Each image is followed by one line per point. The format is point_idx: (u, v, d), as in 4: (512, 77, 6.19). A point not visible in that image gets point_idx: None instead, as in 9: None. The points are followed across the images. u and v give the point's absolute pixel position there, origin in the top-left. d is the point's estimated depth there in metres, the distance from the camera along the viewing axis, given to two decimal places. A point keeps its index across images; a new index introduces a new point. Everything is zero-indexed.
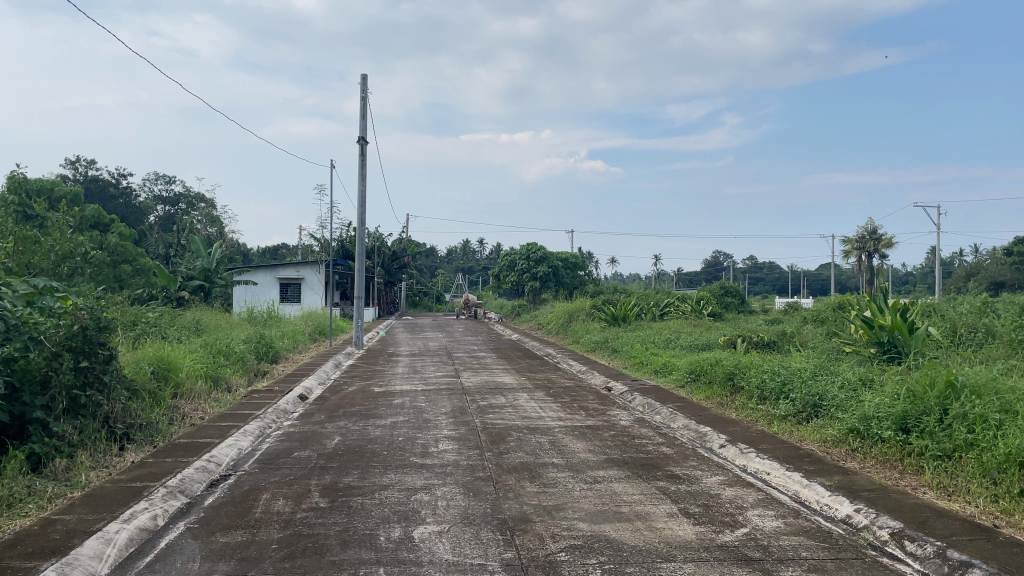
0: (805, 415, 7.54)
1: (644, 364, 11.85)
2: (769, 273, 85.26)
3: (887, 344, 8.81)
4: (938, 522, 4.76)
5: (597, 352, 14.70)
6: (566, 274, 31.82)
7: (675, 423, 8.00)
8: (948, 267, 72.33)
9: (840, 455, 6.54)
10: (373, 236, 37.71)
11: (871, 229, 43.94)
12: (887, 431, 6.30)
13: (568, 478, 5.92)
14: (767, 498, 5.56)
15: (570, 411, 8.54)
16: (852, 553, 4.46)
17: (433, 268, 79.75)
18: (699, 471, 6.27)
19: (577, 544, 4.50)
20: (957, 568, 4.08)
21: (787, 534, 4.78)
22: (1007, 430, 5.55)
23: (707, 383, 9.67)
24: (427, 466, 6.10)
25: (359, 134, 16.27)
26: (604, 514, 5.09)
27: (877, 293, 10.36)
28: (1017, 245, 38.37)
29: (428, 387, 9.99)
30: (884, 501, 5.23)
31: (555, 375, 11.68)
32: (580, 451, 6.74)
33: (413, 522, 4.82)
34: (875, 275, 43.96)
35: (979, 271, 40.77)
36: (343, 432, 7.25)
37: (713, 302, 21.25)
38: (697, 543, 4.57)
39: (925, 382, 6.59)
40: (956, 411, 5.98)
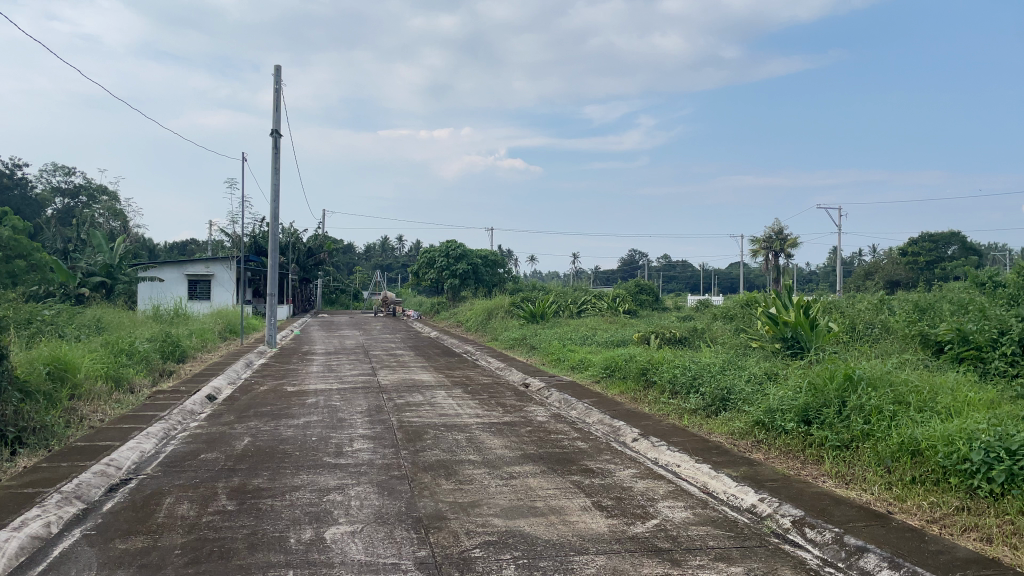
0: (714, 409, 7.78)
1: (560, 360, 11.98)
2: (683, 271, 87.53)
3: (791, 339, 9.20)
4: (837, 509, 4.98)
5: (515, 348, 14.77)
6: (485, 272, 31.87)
7: (590, 418, 8.12)
8: (850, 266, 75.86)
9: (746, 446, 6.77)
10: (288, 232, 36.87)
11: (777, 230, 45.69)
12: (790, 423, 6.56)
13: (484, 474, 5.93)
14: (677, 490, 5.71)
15: (486, 407, 8.56)
16: (756, 541, 4.63)
17: (351, 264, 78.47)
18: (613, 464, 6.38)
19: (492, 540, 4.51)
20: (853, 552, 4.28)
21: (696, 524, 4.92)
22: (900, 420, 5.88)
23: (622, 378, 9.85)
24: (340, 466, 6.01)
25: (273, 126, 15.86)
26: (519, 510, 5.11)
27: (782, 290, 10.79)
28: (912, 245, 40.62)
29: (343, 386, 9.83)
30: (786, 490, 5.45)
31: (472, 372, 11.67)
32: (497, 448, 6.76)
33: (325, 523, 4.73)
34: (782, 274, 45.72)
35: (876, 270, 43.00)
36: (253, 432, 7.06)
37: (628, 299, 21.65)
38: (610, 535, 4.65)
39: (826, 375, 6.90)
40: (854, 403, 6.28)
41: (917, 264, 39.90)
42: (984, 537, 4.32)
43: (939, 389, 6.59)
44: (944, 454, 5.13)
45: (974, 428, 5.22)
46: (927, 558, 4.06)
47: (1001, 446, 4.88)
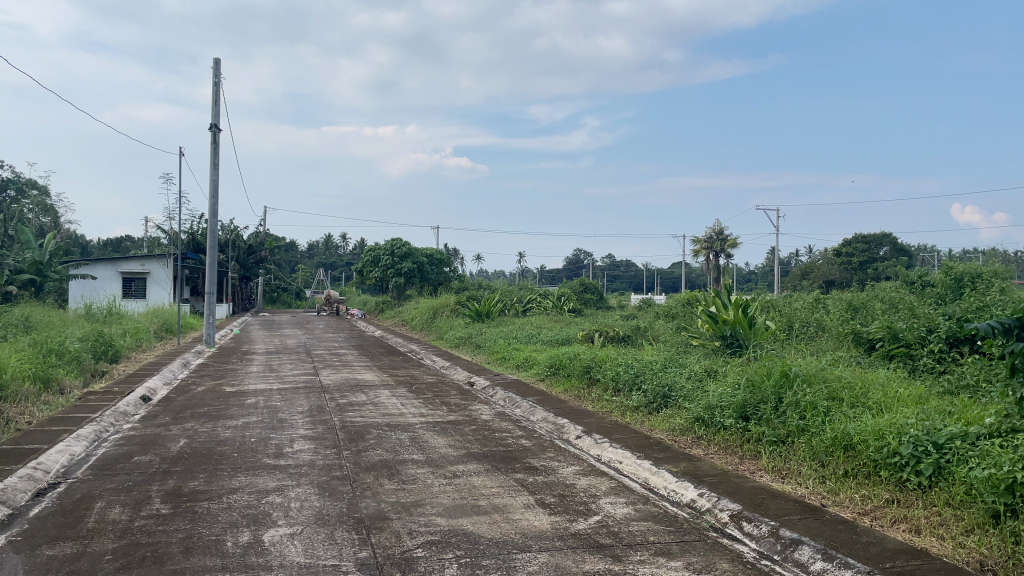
0: (655, 406, 7.90)
1: (505, 359, 12.01)
2: (627, 270, 88.59)
3: (730, 336, 9.42)
4: (773, 502, 5.11)
5: (461, 347, 14.74)
6: (430, 270, 31.73)
7: (534, 416, 8.16)
8: (789, 265, 77.87)
9: (686, 442, 6.89)
10: (228, 228, 36.07)
11: (718, 230, 46.63)
12: (728, 419, 6.70)
13: (427, 474, 5.90)
14: (619, 486, 5.78)
15: (431, 406, 8.52)
16: (695, 535, 4.72)
17: (294, 263, 77.13)
18: (556, 462, 6.42)
19: (435, 540, 4.49)
20: (788, 545, 4.40)
21: (637, 520, 4.99)
22: (833, 415, 6.07)
23: (566, 376, 9.93)
24: (280, 468, 5.91)
25: (212, 120, 15.51)
26: (462, 509, 5.10)
27: (721, 289, 11.02)
28: (846, 245, 41.93)
29: (284, 385, 9.67)
30: (724, 484, 5.57)
31: (416, 371, 11.61)
32: (440, 447, 6.74)
33: (264, 525, 4.65)
34: (723, 274, 46.68)
35: (813, 270, 44.21)
36: (190, 434, 6.89)
37: (573, 298, 21.82)
38: (552, 533, 4.67)
39: (763, 372, 7.07)
40: (790, 399, 6.46)
41: (852, 264, 41.20)
42: (913, 528, 4.48)
43: (870, 385, 6.82)
44: (875, 449, 5.31)
45: (904, 423, 5.42)
46: (858, 549, 4.19)
47: (928, 440, 5.08)
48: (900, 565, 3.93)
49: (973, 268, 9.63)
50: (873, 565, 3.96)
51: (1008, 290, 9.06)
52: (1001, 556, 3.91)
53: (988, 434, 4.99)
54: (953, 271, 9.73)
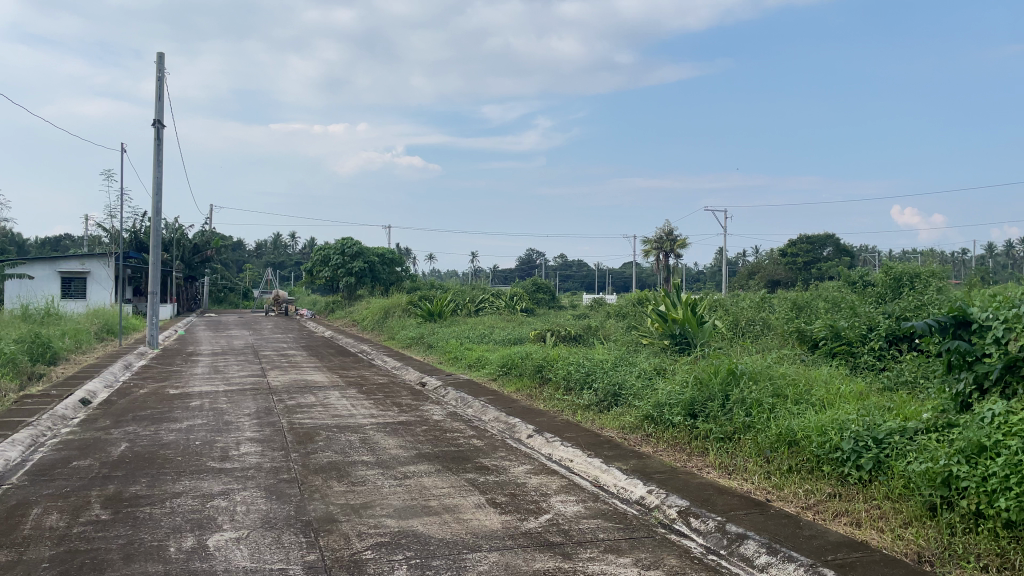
0: (606, 404, 7.98)
1: (458, 358, 11.99)
2: (579, 270, 89.18)
3: (679, 335, 9.57)
4: (719, 498, 5.20)
5: (412, 347, 14.66)
6: (382, 270, 31.50)
7: (486, 415, 8.16)
8: (736, 265, 79.37)
9: (636, 440, 6.96)
10: (173, 227, 35.26)
11: (668, 231, 47.26)
12: (677, 416, 6.80)
13: (377, 475, 5.85)
14: (569, 484, 5.82)
15: (382, 407, 8.46)
16: (644, 532, 4.77)
17: (241, 263, 75.73)
18: (507, 461, 6.43)
19: (384, 541, 4.46)
20: (734, 539, 4.48)
21: (587, 518, 5.02)
22: (778, 412, 6.21)
23: (518, 375, 9.96)
24: (226, 471, 5.79)
25: (156, 116, 15.14)
26: (413, 510, 5.07)
27: (671, 289, 11.17)
28: (791, 246, 42.95)
29: (231, 388, 9.49)
30: (672, 481, 5.65)
31: (367, 372, 11.50)
32: (391, 448, 6.70)
33: (209, 530, 4.55)
34: (672, 274, 47.35)
35: (759, 269, 45.12)
36: (131, 438, 6.71)
37: (525, 297, 21.87)
38: (503, 532, 4.68)
39: (710, 370, 7.19)
40: (736, 396, 6.57)
41: (796, 264, 42.21)
42: (854, 521, 4.60)
43: (813, 382, 6.99)
44: (817, 444, 5.44)
45: (845, 418, 5.57)
46: (801, 543, 4.29)
47: (868, 435, 5.23)
48: (841, 558, 4.03)
49: (911, 268, 9.93)
50: (815, 557, 4.05)
51: (943, 290, 9.38)
52: (937, 547, 4.04)
53: (925, 428, 5.15)
54: (893, 271, 10.02)
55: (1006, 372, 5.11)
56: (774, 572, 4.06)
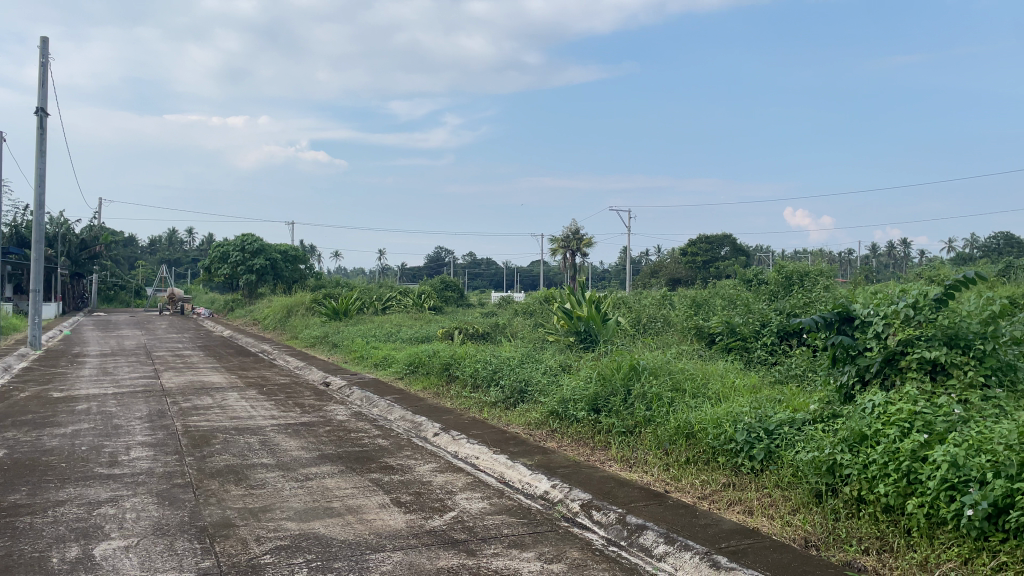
0: (513, 401, 8.04)
1: (363, 358, 11.83)
2: (488, 269, 89.53)
3: (584, 332, 9.76)
4: (620, 490, 5.33)
5: (317, 347, 14.36)
6: (284, 267, 30.73)
7: (392, 414, 8.08)
8: (641, 264, 81.43)
9: (541, 435, 7.05)
10: (57, 222, 33.30)
11: (574, 230, 47.99)
12: (581, 411, 6.92)
13: (278, 478, 5.71)
14: (474, 481, 5.84)
15: (283, 408, 8.25)
16: (547, 526, 4.84)
17: (134, 259, 72.28)
18: (413, 460, 6.40)
19: (283, 545, 4.35)
20: (634, 530, 4.60)
21: (491, 514, 5.06)
22: (676, 405, 6.42)
23: (425, 373, 9.91)
24: (115, 477, 5.53)
25: (38, 104, 14.24)
26: (315, 511, 4.98)
27: (576, 286, 11.35)
28: (691, 245, 44.42)
29: (121, 390, 9.05)
30: (575, 475, 5.75)
31: (268, 372, 11.19)
32: (293, 449, 6.55)
33: (95, 539, 4.33)
34: (579, 272, 48.22)
35: (661, 268, 46.43)
36: (10, 444, 6.30)
37: (432, 295, 21.74)
38: (407, 531, 4.65)
39: (613, 366, 7.37)
40: (637, 391, 6.77)
41: (695, 263, 43.74)
42: (746, 509, 4.79)
43: (710, 376, 7.26)
44: (713, 436, 5.65)
45: (738, 411, 5.81)
46: (697, 531, 4.45)
47: (760, 427, 5.47)
48: (734, 545, 4.20)
49: (800, 267, 10.46)
50: (710, 546, 4.21)
51: (829, 288, 9.90)
52: (822, 532, 4.26)
53: (812, 419, 5.43)
54: (784, 270, 10.49)
55: (885, 365, 5.47)
56: (672, 561, 4.18)
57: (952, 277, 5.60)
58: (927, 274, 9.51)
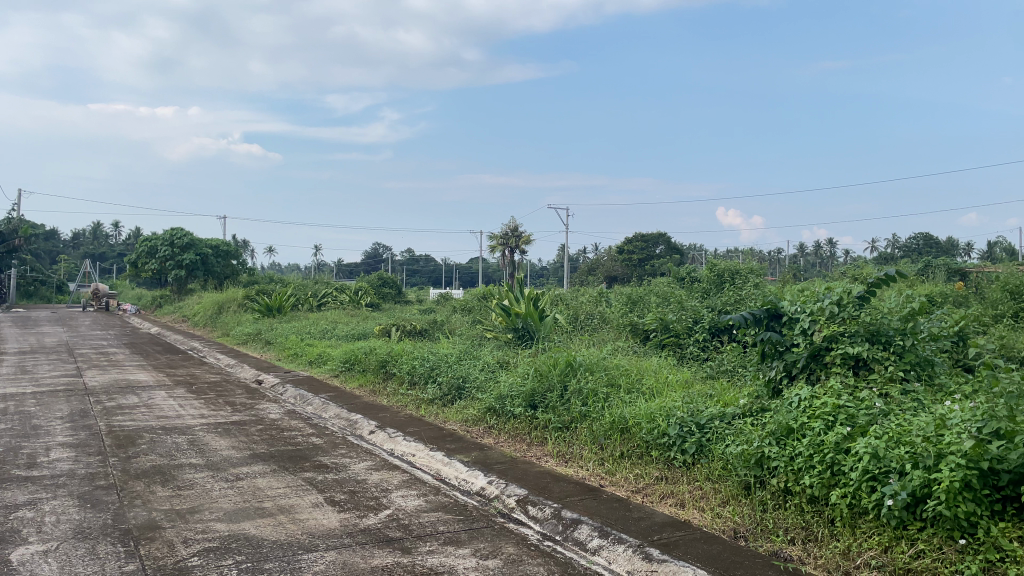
0: (450, 398, 8.03)
1: (297, 355, 11.63)
2: (427, 266, 89.11)
3: (521, 329, 9.83)
4: (556, 485, 5.38)
5: (249, 344, 14.07)
6: (216, 263, 29.96)
7: (327, 412, 7.96)
8: (579, 262, 82.26)
9: (478, 432, 7.06)
10: None
11: (512, 227, 48.17)
12: (518, 408, 6.96)
13: (206, 478, 5.57)
14: (410, 479, 5.81)
15: (213, 407, 8.05)
16: (483, 522, 4.85)
17: (55, 252, 69.42)
18: (347, 458, 6.32)
19: (212, 546, 4.25)
20: (568, 525, 4.64)
21: (427, 511, 5.04)
22: (612, 400, 6.52)
23: (361, 371, 9.80)
24: (33, 479, 5.31)
25: None
26: (245, 512, 4.88)
27: (514, 283, 11.40)
28: (628, 244, 45.10)
29: (40, 389, 8.67)
30: (511, 471, 5.78)
31: (198, 370, 10.90)
32: (223, 449, 6.40)
33: (11, 544, 4.15)
34: (517, 269, 48.37)
35: (598, 266, 46.98)
36: None
37: (369, 292, 21.48)
38: (341, 530, 4.59)
39: (550, 362, 7.42)
40: (574, 387, 6.85)
41: (631, 261, 44.35)
42: (678, 502, 4.89)
43: (644, 372, 7.39)
44: (646, 430, 5.75)
45: (671, 405, 5.93)
46: (631, 525, 4.52)
47: (692, 421, 5.59)
48: (666, 537, 4.28)
49: (732, 265, 10.74)
50: (643, 538, 4.28)
51: (759, 286, 10.17)
52: (750, 523, 4.36)
53: (741, 413, 5.57)
54: (716, 268, 10.73)
55: (811, 361, 5.66)
56: (605, 554, 4.23)
57: (874, 275, 5.83)
58: (851, 273, 9.87)
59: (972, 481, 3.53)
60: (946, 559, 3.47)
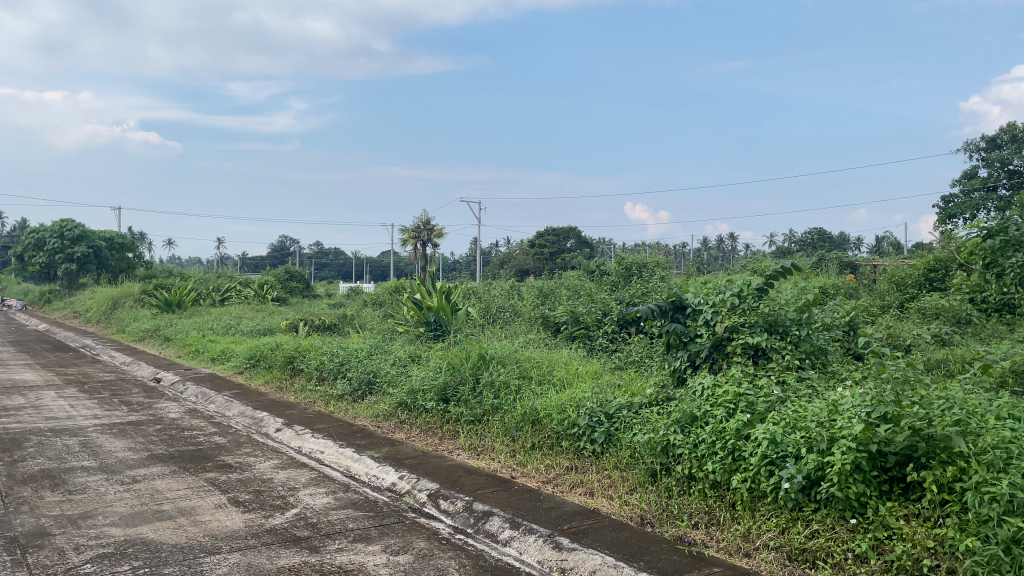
0: (360, 393, 7.91)
1: (199, 352, 11.21)
2: (337, 259, 87.58)
3: (434, 323, 9.78)
4: (468, 478, 5.38)
5: (147, 340, 13.48)
6: (110, 256, 28.51)
7: (230, 411, 7.70)
8: (492, 255, 82.53)
9: (389, 427, 6.98)
10: None
11: (424, 220, 47.83)
12: (430, 402, 6.92)
13: (100, 481, 5.30)
14: (319, 476, 5.69)
15: (108, 407, 7.67)
16: (394, 518, 4.80)
17: None
18: (252, 457, 6.14)
19: (107, 552, 4.05)
20: (480, 517, 4.65)
21: (336, 509, 4.95)
22: (523, 393, 6.58)
23: (267, 367, 9.53)
24: None
25: None
26: (143, 515, 4.67)
27: (426, 277, 11.32)
28: (540, 237, 45.58)
29: None
30: (423, 465, 5.74)
31: (90, 369, 10.35)
32: (118, 450, 6.10)
33: None
34: (430, 262, 48.07)
35: (511, 259, 47.24)
36: None
37: (276, 286, 20.92)
38: (245, 531, 4.46)
39: (462, 355, 7.42)
40: (486, 380, 6.87)
41: (544, 254, 44.87)
42: (588, 491, 4.97)
43: (555, 364, 7.48)
44: (557, 421, 5.83)
45: (581, 397, 6.02)
46: (541, 515, 4.57)
47: (601, 411, 5.70)
48: (576, 526, 4.35)
49: (640, 259, 11.00)
50: (553, 528, 4.33)
51: (666, 279, 10.46)
52: (657, 509, 4.48)
53: (648, 402, 5.72)
54: (625, 262, 10.96)
55: (713, 351, 5.87)
56: (516, 545, 4.27)
57: (772, 268, 6.07)
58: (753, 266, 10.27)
59: (862, 463, 3.72)
60: (839, 538, 3.65)
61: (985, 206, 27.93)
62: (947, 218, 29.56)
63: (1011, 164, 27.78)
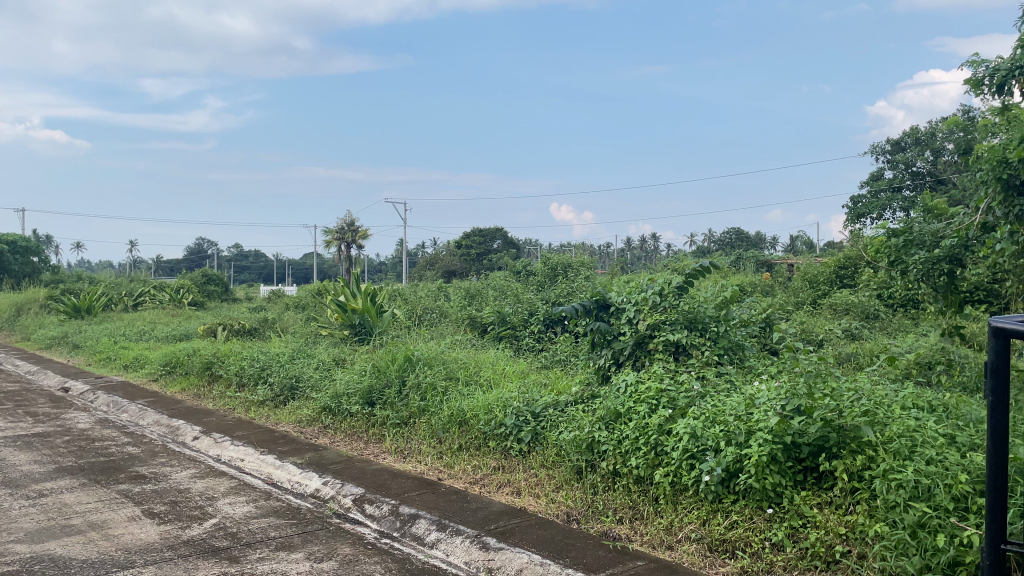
0: (282, 398, 7.75)
1: (111, 359, 10.76)
2: (260, 261, 85.52)
3: (358, 325, 9.68)
4: (394, 482, 5.33)
5: (54, 348, 12.86)
6: (13, 260, 27.07)
7: (145, 420, 7.42)
8: (419, 256, 82.07)
9: (313, 432, 6.85)
10: None
11: (349, 221, 47.18)
12: (355, 406, 6.84)
13: (3, 497, 5.03)
14: (239, 485, 5.54)
15: (11, 418, 7.28)
16: (318, 524, 4.72)
17: None
18: (168, 467, 5.93)
19: (11, 571, 3.84)
20: (406, 520, 4.61)
21: (258, 517, 4.83)
22: (449, 394, 6.55)
23: (183, 374, 9.23)
24: None
25: None
26: (50, 531, 4.45)
27: (350, 279, 11.17)
28: (467, 237, 45.57)
29: None
30: (348, 470, 5.66)
31: None
32: (23, 464, 5.80)
33: None
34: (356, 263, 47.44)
35: (438, 260, 47.05)
36: None
37: (193, 290, 20.26)
38: (161, 543, 4.30)
39: (388, 357, 7.35)
40: (412, 381, 6.82)
41: (471, 255, 44.91)
42: (515, 490, 4.99)
43: (481, 364, 7.48)
44: (484, 421, 5.83)
45: (507, 396, 6.04)
46: (468, 516, 4.56)
47: (527, 410, 5.74)
48: (502, 525, 4.36)
49: (565, 259, 11.12)
50: (480, 528, 4.33)
51: (590, 278, 10.61)
52: (582, 505, 4.53)
53: (574, 400, 5.79)
54: (550, 262, 11.06)
55: (637, 349, 5.98)
56: (443, 547, 4.24)
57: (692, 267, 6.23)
58: (673, 265, 10.53)
59: (778, 454, 3.86)
60: (757, 527, 3.76)
61: (891, 206, 29.32)
62: (855, 217, 30.90)
63: (914, 166, 29.19)
